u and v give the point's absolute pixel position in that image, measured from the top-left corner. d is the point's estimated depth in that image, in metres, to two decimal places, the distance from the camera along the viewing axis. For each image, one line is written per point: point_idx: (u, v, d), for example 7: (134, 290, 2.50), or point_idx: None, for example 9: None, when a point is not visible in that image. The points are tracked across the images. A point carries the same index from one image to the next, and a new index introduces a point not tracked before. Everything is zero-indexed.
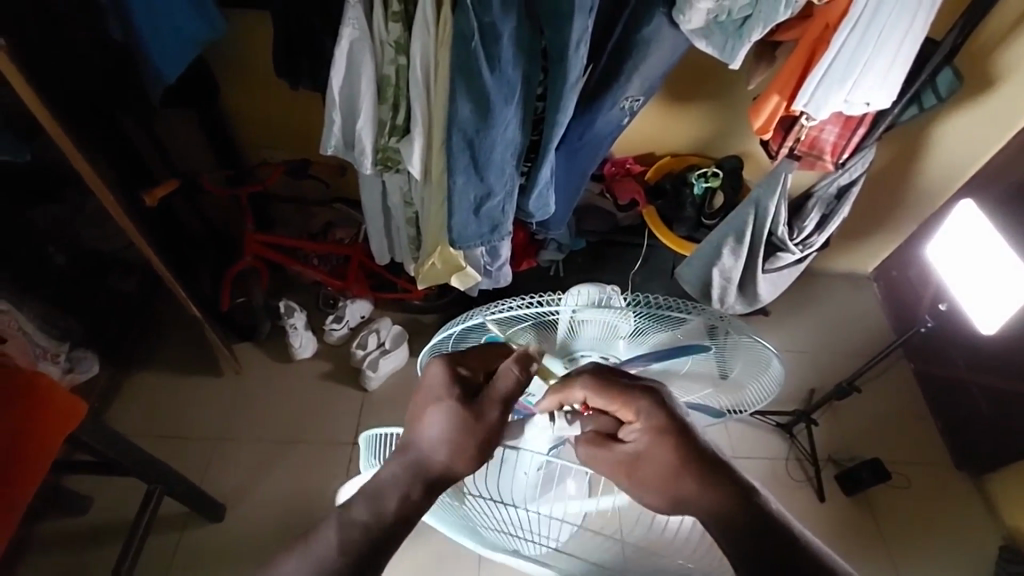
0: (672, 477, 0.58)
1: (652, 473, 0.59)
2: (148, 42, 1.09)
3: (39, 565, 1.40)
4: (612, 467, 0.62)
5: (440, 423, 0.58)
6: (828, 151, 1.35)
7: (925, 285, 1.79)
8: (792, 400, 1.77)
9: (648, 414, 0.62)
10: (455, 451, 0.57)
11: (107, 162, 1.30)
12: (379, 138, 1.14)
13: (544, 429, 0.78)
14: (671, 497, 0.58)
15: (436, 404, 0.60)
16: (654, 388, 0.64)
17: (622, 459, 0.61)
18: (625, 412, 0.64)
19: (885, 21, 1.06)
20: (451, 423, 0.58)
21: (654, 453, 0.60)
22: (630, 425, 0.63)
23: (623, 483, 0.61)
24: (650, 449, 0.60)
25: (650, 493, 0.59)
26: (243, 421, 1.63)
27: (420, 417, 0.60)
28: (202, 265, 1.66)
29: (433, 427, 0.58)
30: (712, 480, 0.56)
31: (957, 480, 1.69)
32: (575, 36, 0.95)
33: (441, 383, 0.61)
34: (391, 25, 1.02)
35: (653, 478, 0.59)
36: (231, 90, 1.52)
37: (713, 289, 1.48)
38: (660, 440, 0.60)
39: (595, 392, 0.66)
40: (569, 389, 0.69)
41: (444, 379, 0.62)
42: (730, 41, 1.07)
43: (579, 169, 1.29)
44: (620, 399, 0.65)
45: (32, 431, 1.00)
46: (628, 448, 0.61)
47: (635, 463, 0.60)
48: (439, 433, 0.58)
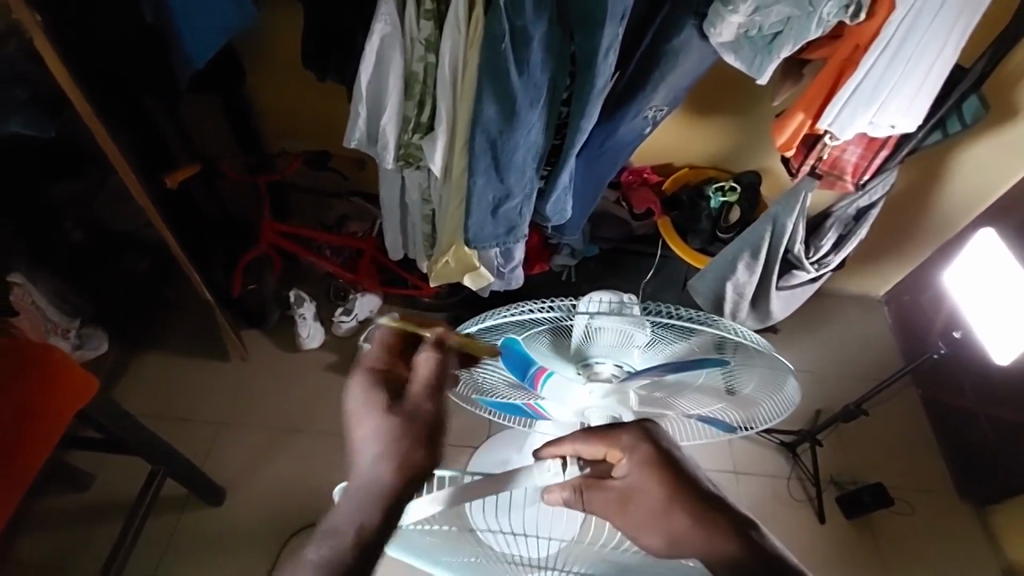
0: (665, 510, 0.59)
1: (644, 509, 0.60)
2: (180, 26, 1.10)
3: (39, 540, 1.41)
4: (604, 504, 0.63)
5: (374, 422, 0.54)
6: (848, 172, 1.35)
7: (937, 310, 1.77)
8: (797, 419, 1.76)
9: (633, 448, 0.64)
10: (394, 441, 0.53)
11: (131, 142, 1.31)
12: (402, 135, 1.14)
13: (555, 475, 0.66)
14: (668, 539, 0.58)
15: (362, 405, 0.56)
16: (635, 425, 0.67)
17: (613, 493, 0.63)
18: (613, 450, 0.66)
19: (915, 46, 1.06)
20: (390, 429, 0.54)
21: (641, 485, 0.62)
22: (618, 464, 0.65)
23: (617, 523, 0.62)
24: (640, 484, 0.62)
25: (651, 536, 0.59)
26: (247, 408, 1.64)
27: (352, 439, 0.54)
28: (216, 248, 1.62)
29: (370, 443, 0.53)
30: (701, 517, 0.57)
31: (960, 508, 1.67)
32: (606, 43, 0.95)
33: (364, 384, 0.58)
34: (423, 22, 1.02)
35: (643, 512, 0.60)
36: (256, 77, 1.53)
37: (726, 303, 1.47)
38: (647, 472, 0.62)
39: (582, 439, 0.67)
40: (558, 442, 0.69)
41: (364, 378, 0.58)
42: (759, 57, 1.07)
43: (598, 175, 1.29)
44: (604, 439, 0.67)
45: (43, 401, 1.01)
46: (621, 484, 0.63)
47: (627, 496, 0.62)
48: (377, 429, 0.54)
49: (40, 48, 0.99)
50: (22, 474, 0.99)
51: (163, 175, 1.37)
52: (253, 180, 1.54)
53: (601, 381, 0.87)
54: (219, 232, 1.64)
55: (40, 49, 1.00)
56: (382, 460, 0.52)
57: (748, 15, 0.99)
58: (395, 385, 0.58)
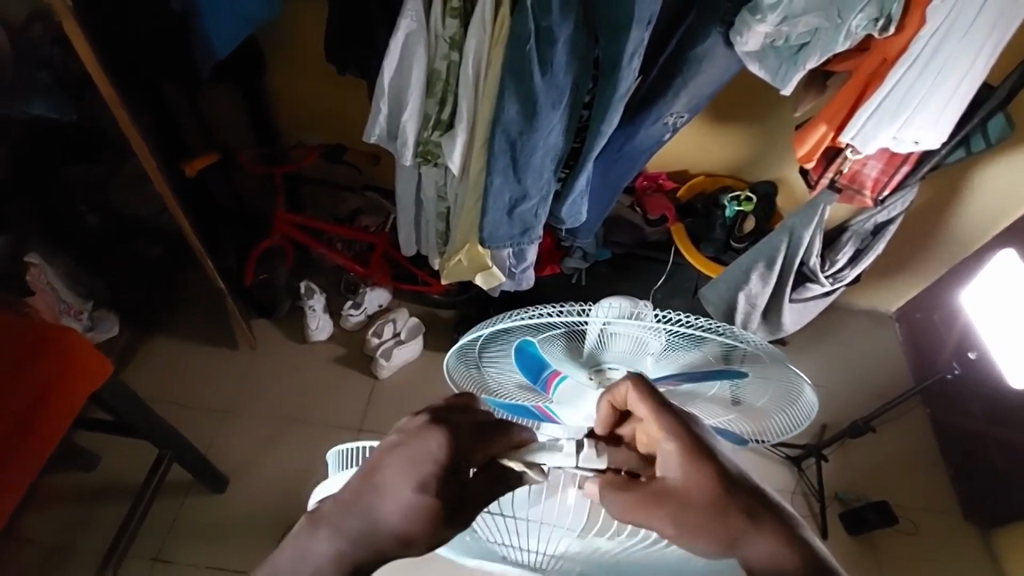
0: (720, 516, 0.55)
1: (697, 512, 0.56)
2: (205, 15, 1.10)
3: (44, 519, 1.43)
4: (653, 507, 0.57)
5: (413, 476, 0.54)
6: (868, 186, 1.34)
7: (949, 329, 1.75)
8: (802, 433, 1.75)
9: (679, 438, 0.60)
10: (426, 513, 0.53)
11: (152, 128, 1.32)
12: (422, 132, 1.14)
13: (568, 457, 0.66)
14: (725, 544, 0.54)
15: (417, 454, 0.55)
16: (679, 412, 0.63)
17: (664, 497, 0.57)
18: (653, 432, 0.64)
19: (944, 61, 1.04)
20: (423, 490, 0.53)
21: (692, 481, 0.57)
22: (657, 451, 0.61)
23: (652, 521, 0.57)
24: (691, 482, 0.57)
25: (699, 540, 0.55)
26: (254, 397, 1.65)
27: (372, 490, 0.53)
28: (229, 239, 1.63)
29: (393, 502, 0.53)
30: (758, 525, 0.54)
31: (964, 529, 1.65)
32: (631, 47, 0.95)
33: (429, 437, 0.56)
34: (448, 20, 1.02)
35: (697, 516, 0.55)
36: (277, 68, 1.54)
37: (737, 313, 1.46)
38: (695, 465, 0.58)
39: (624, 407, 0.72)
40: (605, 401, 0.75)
41: (430, 432, 0.56)
42: (784, 67, 1.07)
43: (615, 180, 1.28)
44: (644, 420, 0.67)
45: (57, 382, 1.02)
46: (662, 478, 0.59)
47: (670, 497, 0.57)
48: (413, 489, 0.53)
49: (70, 32, 1.01)
50: (35, 452, 1.01)
51: (182, 163, 1.38)
52: (269, 170, 1.54)
53: None
54: (232, 221, 1.64)
55: (69, 33, 1.01)
56: (404, 515, 0.52)
57: (775, 25, 0.99)
58: (456, 453, 0.57)
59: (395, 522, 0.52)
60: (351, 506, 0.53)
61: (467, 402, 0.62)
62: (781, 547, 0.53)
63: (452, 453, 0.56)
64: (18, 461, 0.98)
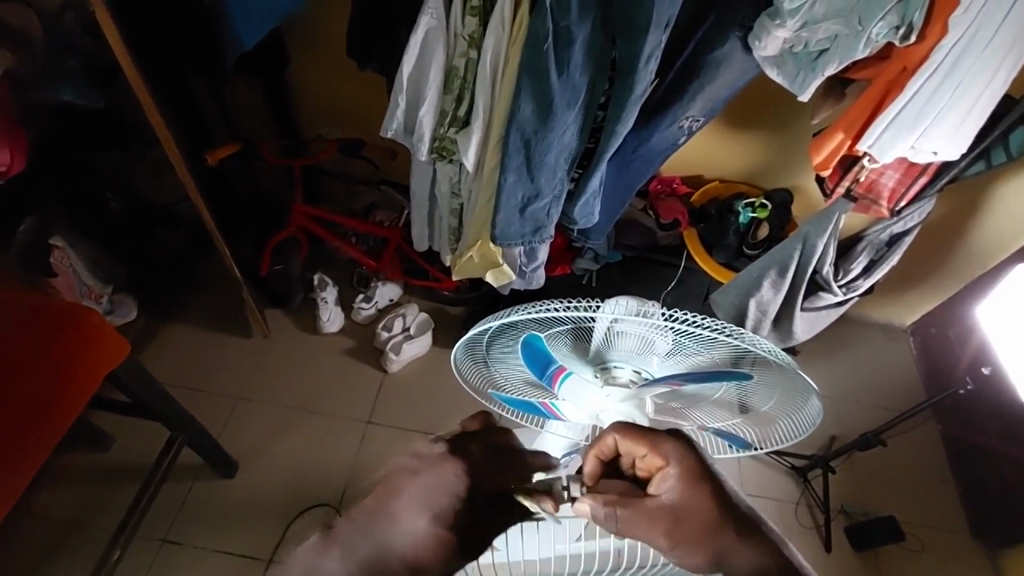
0: (709, 532, 0.60)
1: (692, 528, 0.60)
2: (232, 9, 1.13)
3: (58, 494, 1.46)
4: (650, 524, 0.61)
5: (429, 508, 0.59)
6: (885, 197, 1.32)
7: (964, 345, 1.72)
8: (810, 443, 1.73)
9: (683, 461, 0.64)
10: (436, 540, 0.58)
11: (176, 118, 1.35)
12: (438, 128, 1.16)
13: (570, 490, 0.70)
14: (712, 557, 0.60)
15: (430, 486, 0.61)
16: (681, 434, 0.67)
17: (659, 513, 0.61)
18: (657, 460, 0.65)
19: (965, 73, 1.03)
20: (438, 517, 0.59)
21: (691, 501, 0.61)
22: (663, 474, 0.64)
23: (660, 543, 0.61)
24: (687, 502, 0.61)
25: (690, 552, 0.60)
26: (265, 386, 1.67)
27: (388, 515, 0.58)
28: (246, 229, 1.64)
29: (408, 528, 0.58)
30: (747, 540, 0.59)
31: (972, 549, 1.62)
32: (648, 49, 0.95)
33: (447, 469, 0.63)
34: (468, 18, 1.04)
35: (690, 532, 0.60)
36: (300, 62, 1.56)
37: (747, 319, 1.46)
38: (694, 487, 0.62)
39: (622, 433, 0.68)
40: (600, 438, 0.70)
41: (449, 463, 0.64)
42: (803, 73, 1.06)
43: (627, 181, 1.28)
44: (650, 445, 0.66)
45: (77, 362, 1.04)
46: (666, 500, 0.62)
47: (676, 515, 0.61)
48: (428, 518, 0.59)
49: (101, 22, 1.03)
50: (54, 430, 1.03)
51: (204, 153, 1.41)
52: (288, 163, 1.56)
53: (619, 386, 0.86)
54: (250, 211, 1.67)
55: (101, 23, 1.04)
56: (415, 545, 0.58)
57: (794, 31, 0.99)
58: (472, 485, 0.64)
59: (401, 548, 0.57)
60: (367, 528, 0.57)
61: (482, 426, 0.70)
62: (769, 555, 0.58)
63: (470, 482, 0.64)
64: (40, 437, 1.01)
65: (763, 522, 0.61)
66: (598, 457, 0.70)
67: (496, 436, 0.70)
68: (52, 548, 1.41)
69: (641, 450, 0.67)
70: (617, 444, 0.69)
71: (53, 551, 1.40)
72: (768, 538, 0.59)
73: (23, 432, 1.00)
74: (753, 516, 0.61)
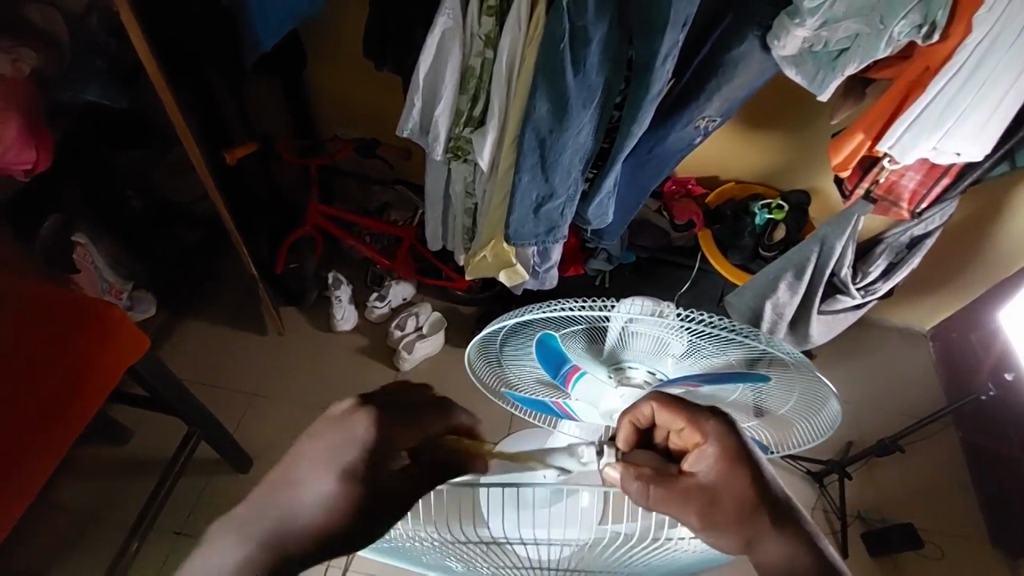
0: (744, 518, 0.56)
1: (726, 510, 0.56)
2: (252, 10, 1.15)
3: (78, 486, 1.49)
4: (682, 504, 0.58)
5: (334, 469, 0.52)
6: (905, 198, 1.30)
7: (986, 350, 1.68)
8: (826, 448, 1.71)
9: (720, 441, 0.60)
10: (340, 506, 0.51)
11: (197, 118, 1.37)
12: (453, 127, 1.16)
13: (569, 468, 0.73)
14: (743, 542, 0.55)
15: (339, 440, 0.54)
16: (723, 413, 0.63)
17: (693, 493, 0.58)
18: (692, 436, 0.64)
19: (990, 71, 1.01)
20: (333, 491, 0.52)
21: (726, 483, 0.58)
22: (699, 452, 0.61)
23: (693, 523, 0.58)
24: (722, 483, 0.58)
25: (723, 534, 0.56)
26: (280, 382, 1.69)
27: (291, 485, 0.51)
28: (263, 227, 1.67)
29: (314, 495, 0.51)
30: (783, 528, 0.55)
31: (992, 559, 1.59)
32: (665, 49, 0.95)
33: (353, 427, 0.54)
34: (484, 18, 1.04)
35: (724, 514, 0.56)
36: (317, 63, 1.58)
37: (763, 322, 1.44)
38: (731, 470, 0.58)
39: (659, 404, 0.68)
40: (637, 406, 0.71)
41: (352, 419, 0.55)
42: (822, 72, 1.05)
43: (642, 182, 1.27)
44: (686, 419, 0.65)
45: (96, 358, 1.07)
46: (699, 479, 0.59)
47: (710, 497, 0.57)
48: (335, 479, 0.52)
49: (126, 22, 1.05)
50: (71, 426, 1.05)
51: (223, 152, 1.43)
52: (305, 162, 1.58)
53: (633, 387, 0.86)
54: (267, 210, 1.69)
55: (126, 24, 1.06)
56: (325, 507, 0.51)
57: (814, 30, 0.98)
58: (380, 439, 0.55)
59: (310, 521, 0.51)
60: (258, 510, 0.50)
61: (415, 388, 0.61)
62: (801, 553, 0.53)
63: (379, 438, 0.55)
64: (57, 435, 1.03)
65: (799, 512, 0.56)
66: (633, 424, 0.72)
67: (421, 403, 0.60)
68: (73, 538, 1.44)
69: (678, 423, 0.66)
70: (654, 414, 0.69)
71: (72, 542, 1.43)
72: (806, 534, 0.54)
73: (41, 427, 1.02)
74: (790, 505, 0.57)
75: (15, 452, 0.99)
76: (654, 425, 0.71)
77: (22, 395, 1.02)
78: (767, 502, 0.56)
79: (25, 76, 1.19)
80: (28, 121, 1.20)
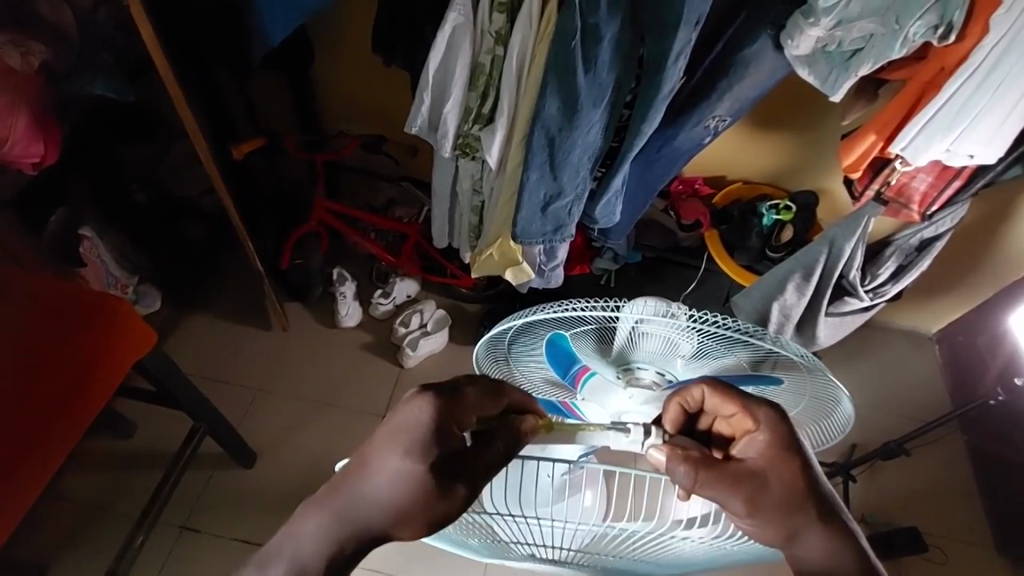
0: (788, 511, 0.55)
1: (774, 497, 0.56)
2: (262, 5, 1.14)
3: (83, 479, 1.49)
4: (730, 488, 0.56)
5: (399, 448, 0.54)
6: (916, 201, 1.29)
7: (993, 354, 1.67)
8: (830, 451, 1.70)
9: (775, 431, 0.59)
10: (409, 483, 0.53)
11: (204, 113, 1.36)
12: (462, 125, 1.15)
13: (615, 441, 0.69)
14: (787, 535, 0.56)
15: (401, 424, 0.55)
16: (775, 406, 0.62)
17: (743, 476, 0.57)
18: (744, 423, 0.62)
19: (1006, 74, 1.00)
20: (400, 474, 0.53)
21: (779, 472, 0.57)
22: (752, 439, 0.60)
23: (740, 510, 0.56)
24: (772, 471, 0.57)
25: (767, 524, 0.56)
26: (284, 377, 1.69)
27: (363, 466, 0.55)
28: (269, 222, 1.66)
29: (384, 478, 0.54)
30: (825, 522, 0.55)
31: (996, 565, 1.58)
32: (677, 47, 0.94)
33: (415, 408, 0.56)
34: (495, 15, 1.03)
35: (772, 500, 0.56)
36: (325, 58, 1.58)
37: (770, 322, 1.42)
38: (782, 461, 0.57)
39: (714, 390, 0.65)
40: (687, 389, 0.68)
41: (415, 401, 0.57)
42: (835, 73, 1.04)
43: (651, 181, 1.26)
44: (740, 407, 0.63)
45: (99, 367, 1.06)
46: (751, 466, 0.57)
47: (763, 485, 0.56)
48: (401, 456, 0.54)
49: (135, 17, 1.05)
50: (66, 437, 1.03)
51: (230, 147, 1.42)
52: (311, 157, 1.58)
53: (642, 389, 0.83)
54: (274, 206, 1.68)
55: (135, 18, 1.06)
56: (396, 485, 0.53)
57: (828, 30, 0.97)
58: (444, 419, 0.57)
59: (381, 502, 0.54)
60: (334, 496, 0.54)
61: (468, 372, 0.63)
62: (840, 548, 0.54)
63: (440, 419, 0.56)
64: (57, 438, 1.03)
65: (841, 510, 0.57)
66: (681, 407, 0.69)
67: (481, 390, 0.62)
68: (79, 531, 1.44)
69: (729, 409, 0.64)
70: (704, 399, 0.67)
71: (77, 535, 1.44)
72: (849, 531, 0.55)
73: (41, 431, 1.01)
74: (833, 501, 0.57)
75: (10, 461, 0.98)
76: (700, 411, 0.69)
77: (24, 398, 1.01)
78: (802, 501, 0.56)
79: (33, 69, 1.18)
80: (37, 114, 1.19)
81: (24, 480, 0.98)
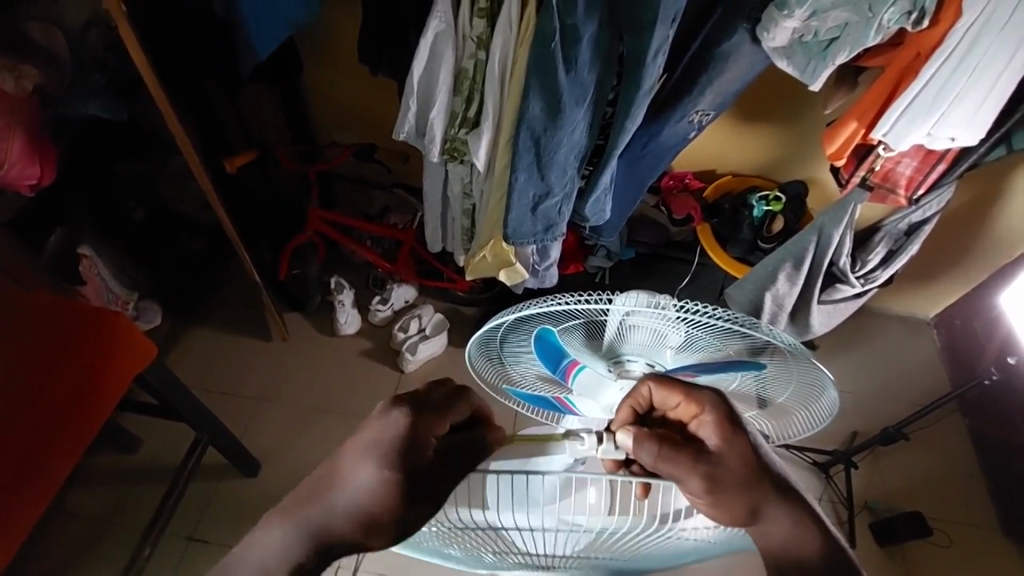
0: (763, 485, 0.55)
1: (734, 475, 0.55)
2: (249, 20, 1.16)
3: (90, 495, 1.51)
4: (679, 464, 0.56)
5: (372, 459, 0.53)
6: (902, 185, 1.30)
7: (989, 335, 1.68)
8: (830, 439, 1.70)
9: (718, 408, 0.60)
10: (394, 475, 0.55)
11: (195, 129, 1.39)
12: (449, 129, 1.17)
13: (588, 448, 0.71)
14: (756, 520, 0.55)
15: (372, 429, 0.55)
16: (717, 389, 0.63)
17: (693, 455, 0.56)
18: (691, 408, 0.63)
19: (980, 58, 1.01)
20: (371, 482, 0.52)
21: (728, 449, 0.57)
22: (700, 422, 0.60)
23: (695, 490, 0.55)
24: (727, 449, 0.57)
25: (726, 508, 0.55)
26: (285, 387, 1.71)
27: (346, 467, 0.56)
28: (265, 233, 1.68)
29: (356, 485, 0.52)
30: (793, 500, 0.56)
31: (1004, 547, 1.58)
32: (655, 44, 0.96)
33: (392, 418, 0.55)
34: (476, 20, 1.05)
35: (732, 477, 0.55)
36: (314, 68, 1.60)
37: (764, 311, 1.44)
38: (731, 439, 0.58)
39: (657, 382, 0.69)
40: (638, 387, 0.72)
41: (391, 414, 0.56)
42: (813, 63, 1.06)
43: (638, 178, 1.28)
44: (685, 396, 0.64)
45: (99, 384, 1.08)
46: (699, 443, 0.58)
47: (717, 467, 0.55)
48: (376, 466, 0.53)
49: (125, 39, 1.07)
50: (69, 454, 1.05)
51: (223, 161, 1.44)
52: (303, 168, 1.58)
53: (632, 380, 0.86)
54: (269, 218, 1.70)
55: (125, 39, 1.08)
56: (362, 495, 0.52)
57: (803, 20, 0.99)
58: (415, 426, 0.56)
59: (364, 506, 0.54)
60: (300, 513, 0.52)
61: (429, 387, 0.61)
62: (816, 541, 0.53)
63: (412, 428, 0.55)
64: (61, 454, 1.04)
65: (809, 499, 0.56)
66: (633, 408, 0.73)
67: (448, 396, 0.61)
68: (87, 547, 1.46)
69: (675, 401, 0.66)
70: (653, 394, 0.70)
71: (85, 551, 1.45)
72: (813, 511, 0.55)
73: (43, 449, 1.02)
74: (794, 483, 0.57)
75: (14, 479, 0.99)
76: (654, 410, 0.71)
77: (28, 416, 1.03)
78: (782, 482, 0.56)
79: (27, 92, 1.20)
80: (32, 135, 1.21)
81: (27, 500, 0.99)
